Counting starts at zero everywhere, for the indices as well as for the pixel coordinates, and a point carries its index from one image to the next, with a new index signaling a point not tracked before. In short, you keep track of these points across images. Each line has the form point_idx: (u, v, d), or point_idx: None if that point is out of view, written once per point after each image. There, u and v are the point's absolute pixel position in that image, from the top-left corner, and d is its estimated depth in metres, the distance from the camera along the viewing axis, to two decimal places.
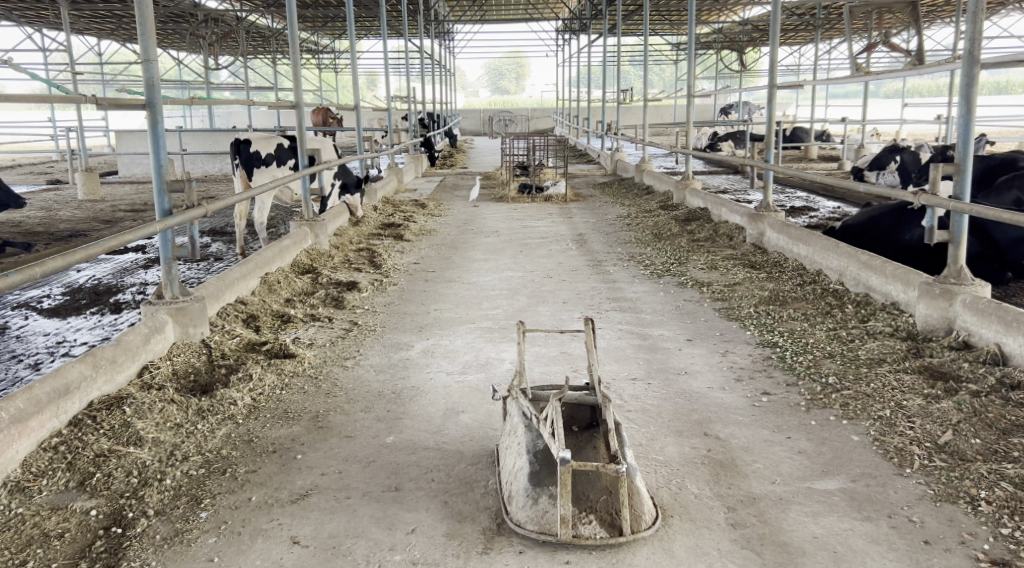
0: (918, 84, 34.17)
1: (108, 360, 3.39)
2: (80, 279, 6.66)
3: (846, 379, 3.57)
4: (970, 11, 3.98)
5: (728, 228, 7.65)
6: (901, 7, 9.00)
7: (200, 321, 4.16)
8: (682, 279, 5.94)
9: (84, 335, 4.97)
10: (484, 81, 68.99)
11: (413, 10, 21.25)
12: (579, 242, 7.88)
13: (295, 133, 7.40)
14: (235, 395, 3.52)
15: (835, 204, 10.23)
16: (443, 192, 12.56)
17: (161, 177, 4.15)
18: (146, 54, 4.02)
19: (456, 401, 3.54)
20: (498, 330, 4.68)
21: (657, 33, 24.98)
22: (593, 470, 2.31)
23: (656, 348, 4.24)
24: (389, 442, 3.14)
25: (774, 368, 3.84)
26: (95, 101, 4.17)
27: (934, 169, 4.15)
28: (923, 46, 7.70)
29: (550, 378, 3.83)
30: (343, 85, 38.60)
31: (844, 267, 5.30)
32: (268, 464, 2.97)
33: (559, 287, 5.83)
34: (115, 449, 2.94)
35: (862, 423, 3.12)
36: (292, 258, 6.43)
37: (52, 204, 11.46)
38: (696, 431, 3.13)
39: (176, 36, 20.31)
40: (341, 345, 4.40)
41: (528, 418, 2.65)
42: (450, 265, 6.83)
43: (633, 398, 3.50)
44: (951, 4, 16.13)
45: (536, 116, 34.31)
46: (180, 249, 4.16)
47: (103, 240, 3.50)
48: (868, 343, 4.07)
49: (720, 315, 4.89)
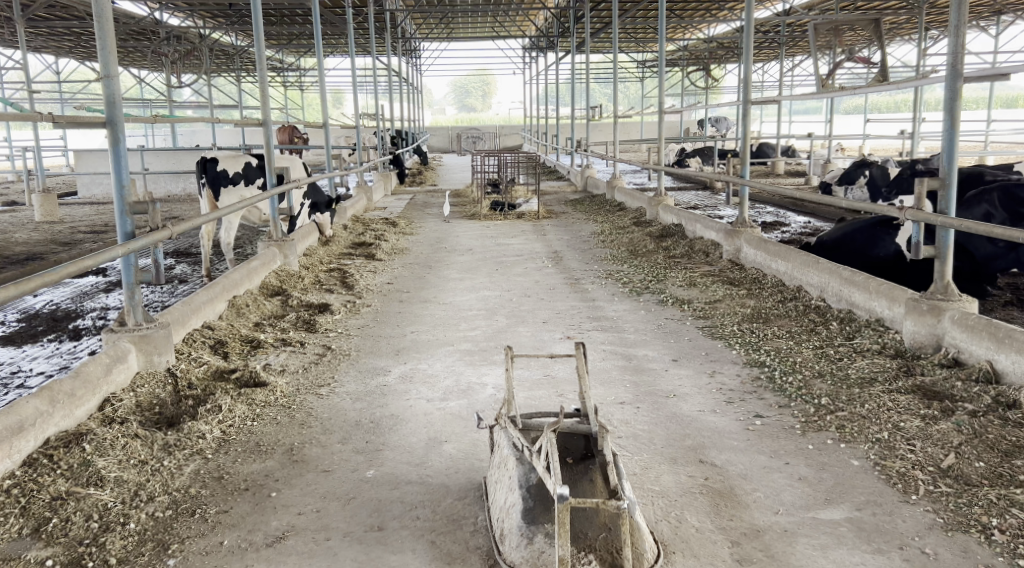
0: (878, 100, 34.99)
1: (66, 393, 3.16)
2: (37, 304, 6.38)
3: (839, 400, 3.49)
4: (952, 25, 4.00)
5: (704, 244, 7.61)
6: (865, 24, 9.05)
7: (165, 349, 3.95)
8: (662, 297, 5.86)
9: (41, 365, 4.71)
10: (451, 99, 68.97)
11: (380, 28, 21.16)
12: (555, 259, 7.78)
13: (263, 151, 7.18)
14: (204, 428, 3.32)
15: (805, 219, 10.31)
16: (413, 210, 12.38)
17: (122, 199, 3.94)
18: (106, 70, 3.82)
19: (440, 429, 3.38)
20: (479, 352, 4.53)
21: (623, 50, 25.20)
22: (592, 506, 2.16)
23: (642, 370, 4.13)
24: (370, 476, 2.96)
25: (764, 390, 3.74)
26: (52, 120, 3.95)
27: (919, 184, 4.12)
28: (889, 62, 7.71)
29: (537, 404, 3.69)
30: (308, 103, 38.22)
31: (825, 283, 5.26)
32: (241, 504, 2.77)
33: (537, 306, 5.70)
34: (73, 491, 2.72)
35: (861, 446, 3.04)
36: (261, 280, 6.21)
37: (7, 226, 11.05)
38: (691, 458, 3.02)
39: (137, 54, 19.93)
40: (314, 372, 4.21)
41: (519, 449, 2.51)
42: (425, 284, 6.67)
43: (623, 423, 3.38)
44: (912, 21, 16.44)
45: (504, 133, 34.32)
46: (143, 273, 3.94)
47: (61, 266, 3.28)
48: (857, 361, 4.00)
49: (703, 333, 4.80)
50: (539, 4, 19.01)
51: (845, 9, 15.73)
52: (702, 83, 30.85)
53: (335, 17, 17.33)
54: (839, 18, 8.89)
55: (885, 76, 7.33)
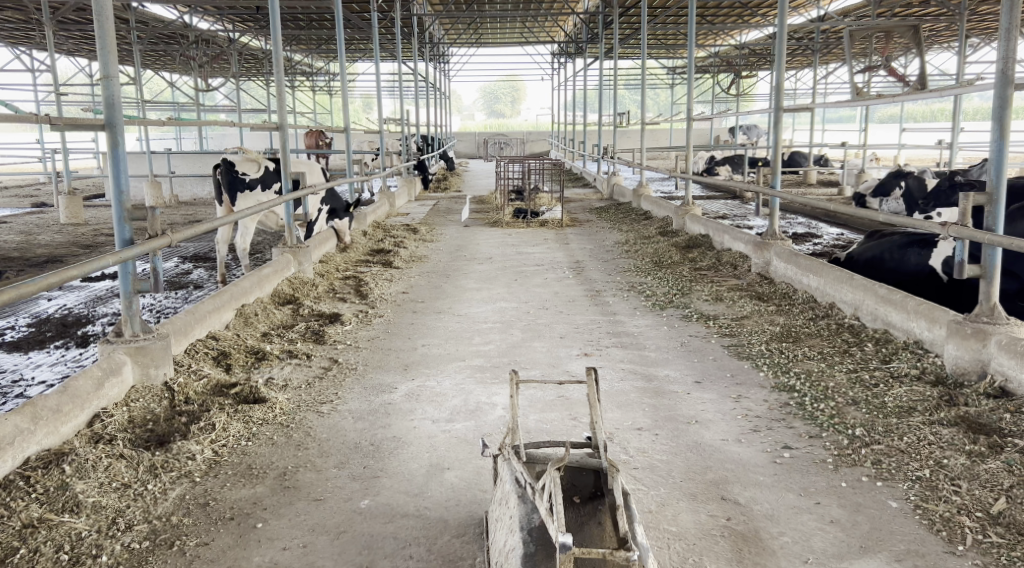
0: (913, 109, 34.26)
1: (51, 409, 2.99)
2: (49, 308, 6.28)
3: (875, 432, 3.21)
4: (1003, 28, 3.70)
5: (732, 256, 7.35)
6: (903, 31, 8.68)
7: (163, 361, 3.78)
8: (687, 312, 5.60)
9: (43, 373, 4.58)
10: (479, 104, 69.06)
11: (408, 33, 21.10)
12: (577, 269, 7.56)
13: (280, 156, 7.00)
14: (194, 448, 3.16)
15: (838, 230, 10.02)
16: (436, 216, 12.24)
17: (120, 205, 3.79)
18: (106, 71, 3.70)
19: (443, 454, 3.17)
20: (490, 369, 4.32)
21: (653, 57, 24.93)
22: (598, 557, 1.94)
23: (662, 392, 3.87)
24: (363, 506, 2.76)
25: (793, 417, 3.47)
26: (48, 122, 3.79)
27: (964, 199, 3.83)
28: (927, 70, 7.35)
29: (549, 428, 3.45)
30: (335, 107, 38.32)
31: (860, 300, 4.97)
32: (222, 535, 2.59)
33: (555, 319, 5.48)
34: (46, 518, 2.55)
35: (899, 485, 2.77)
36: (272, 288, 6.04)
37: (31, 228, 11.06)
38: (712, 495, 2.77)
39: (168, 58, 20.06)
40: (318, 387, 4.02)
41: (522, 486, 2.31)
42: (441, 294, 6.46)
43: (639, 452, 3.14)
44: (952, 27, 15.93)
45: (531, 140, 34.26)
46: (141, 281, 3.76)
47: (49, 274, 3.09)
48: (894, 388, 3.72)
49: (729, 353, 4.54)
50: (567, 9, 18.81)
51: (881, 16, 15.32)
52: (732, 91, 30.47)
53: (362, 22, 17.24)
54: (876, 25, 8.55)
55: (925, 85, 6.97)
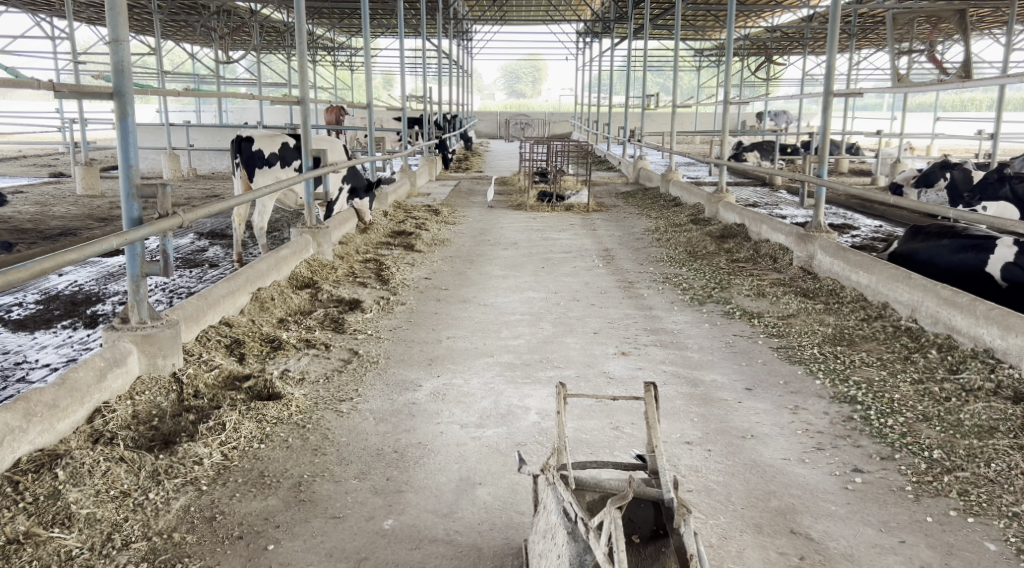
0: (947, 97, 33.34)
1: (46, 405, 2.70)
2: (59, 284, 6.02)
3: (956, 455, 2.88)
4: None
5: (771, 248, 6.96)
6: (952, 16, 8.19)
7: (170, 351, 3.49)
8: (728, 308, 5.25)
9: (48, 356, 4.31)
10: (501, 85, 68.52)
11: (432, 10, 20.64)
12: (606, 258, 7.21)
13: (301, 131, 6.65)
14: (202, 451, 2.87)
15: (876, 222, 9.60)
16: (458, 197, 11.90)
17: (128, 179, 3.50)
18: (115, 34, 3.40)
19: (473, 466, 2.87)
20: (521, 367, 4.01)
21: (682, 39, 24.32)
22: None
23: (711, 401, 3.54)
24: (387, 527, 2.48)
25: (860, 434, 3.13)
26: (49, 88, 3.46)
27: None
28: (975, 56, 6.90)
29: (589, 440, 3.13)
30: (356, 83, 38.00)
31: (918, 301, 4.61)
32: (230, 559, 2.31)
33: (587, 313, 5.15)
34: (33, 533, 2.28)
35: (995, 523, 2.45)
36: (290, 269, 5.75)
37: (47, 199, 10.81)
38: (780, 527, 2.46)
39: (188, 29, 19.69)
40: (336, 382, 3.73)
41: (572, 520, 1.99)
42: (464, 282, 6.15)
43: (692, 472, 2.81)
44: (999, 12, 15.21)
45: (553, 120, 33.84)
46: (150, 264, 3.46)
47: (48, 257, 2.75)
48: (970, 404, 3.36)
49: (778, 356, 4.19)
50: None
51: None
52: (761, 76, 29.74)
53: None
54: (921, 10, 8.07)
55: (973, 73, 6.53)
